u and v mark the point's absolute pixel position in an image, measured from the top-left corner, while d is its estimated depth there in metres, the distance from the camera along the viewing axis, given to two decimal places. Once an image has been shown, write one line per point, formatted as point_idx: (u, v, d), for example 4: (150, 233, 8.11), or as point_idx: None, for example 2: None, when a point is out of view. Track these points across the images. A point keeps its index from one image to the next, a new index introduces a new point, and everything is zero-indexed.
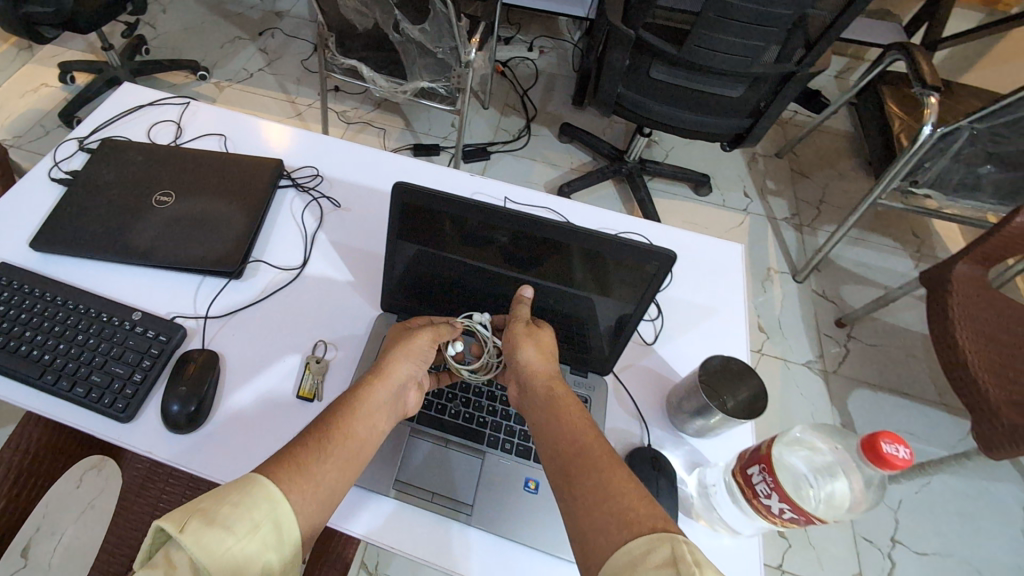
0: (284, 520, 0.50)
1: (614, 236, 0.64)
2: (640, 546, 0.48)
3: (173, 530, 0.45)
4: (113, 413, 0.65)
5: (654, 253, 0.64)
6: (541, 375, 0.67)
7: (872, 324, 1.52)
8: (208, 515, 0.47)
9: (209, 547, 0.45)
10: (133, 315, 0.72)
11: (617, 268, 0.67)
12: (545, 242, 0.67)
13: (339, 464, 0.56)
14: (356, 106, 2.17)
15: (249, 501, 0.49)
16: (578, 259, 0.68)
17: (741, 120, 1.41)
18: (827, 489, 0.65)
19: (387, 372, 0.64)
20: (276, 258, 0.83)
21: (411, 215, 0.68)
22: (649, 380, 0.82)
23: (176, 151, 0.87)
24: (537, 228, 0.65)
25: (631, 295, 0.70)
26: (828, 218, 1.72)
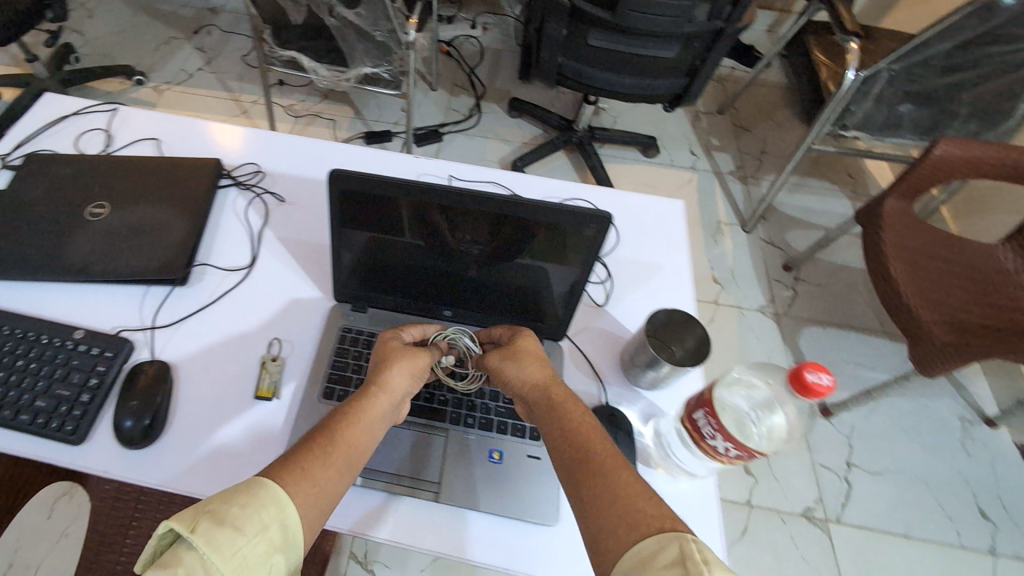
0: (290, 522, 0.52)
1: (553, 204, 0.66)
2: (650, 545, 0.48)
3: (184, 530, 0.47)
4: (63, 437, 0.66)
5: (588, 216, 0.66)
6: (538, 376, 0.68)
7: (817, 265, 1.61)
8: (217, 516, 0.48)
9: (220, 547, 0.47)
10: (75, 335, 0.73)
11: (559, 235, 0.69)
12: (488, 216, 0.69)
13: (340, 471, 0.57)
14: (302, 99, 2.13)
15: (258, 502, 0.51)
16: (522, 229, 0.70)
17: (679, 80, 1.44)
18: (767, 423, 0.70)
19: (386, 384, 0.65)
20: (224, 260, 0.83)
21: (350, 202, 0.69)
22: (603, 340, 0.85)
23: (105, 162, 0.86)
24: (479, 204, 0.67)
25: (575, 260, 0.72)
26: (770, 168, 1.78)
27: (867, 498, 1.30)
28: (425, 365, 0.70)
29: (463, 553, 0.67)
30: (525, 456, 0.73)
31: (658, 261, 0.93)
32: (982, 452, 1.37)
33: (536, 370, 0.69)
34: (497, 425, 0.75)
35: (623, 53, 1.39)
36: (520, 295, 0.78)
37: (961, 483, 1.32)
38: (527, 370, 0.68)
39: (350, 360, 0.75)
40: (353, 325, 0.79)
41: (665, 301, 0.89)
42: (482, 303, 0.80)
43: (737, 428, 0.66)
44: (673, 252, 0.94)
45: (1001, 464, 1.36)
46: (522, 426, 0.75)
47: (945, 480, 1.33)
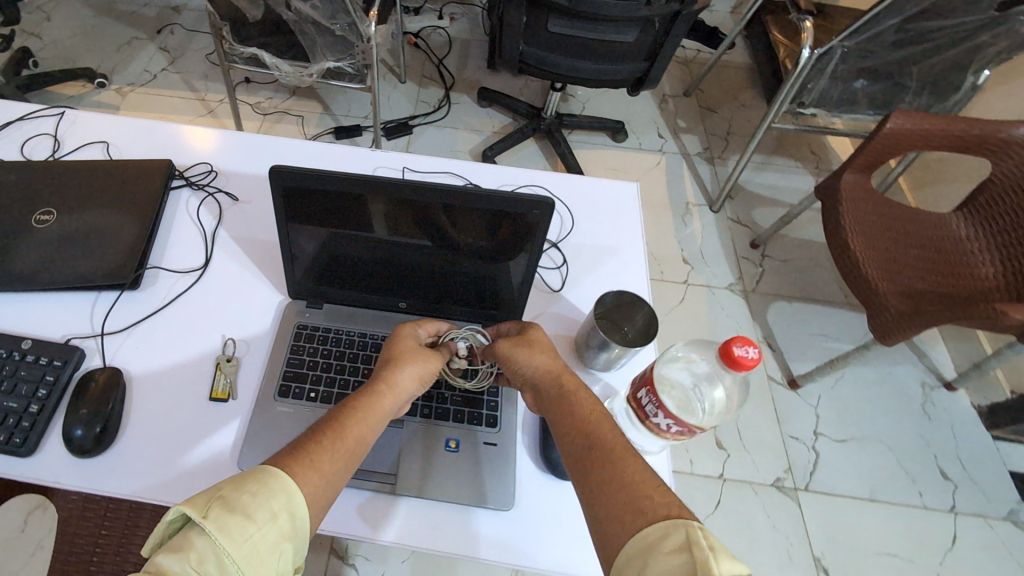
0: (299, 511, 0.53)
1: (499, 191, 0.67)
2: (659, 531, 0.49)
3: (197, 515, 0.49)
4: (12, 449, 0.66)
5: (528, 202, 0.67)
6: (544, 365, 0.70)
7: (783, 242, 1.64)
8: (228, 503, 0.50)
9: (232, 534, 0.48)
10: (22, 345, 0.73)
11: (508, 222, 0.70)
12: (436, 206, 0.69)
13: (344, 464, 0.59)
14: (269, 96, 2.10)
15: (270, 491, 0.52)
16: (471, 218, 0.70)
17: (640, 64, 1.44)
18: (709, 397, 0.73)
19: (392, 380, 0.67)
20: (176, 262, 0.83)
21: (295, 198, 0.69)
22: (560, 323, 0.86)
23: (49, 169, 0.85)
24: (426, 193, 0.68)
25: (525, 246, 0.73)
26: (736, 147, 1.80)
27: (835, 466, 1.34)
28: (431, 360, 0.72)
29: (421, 540, 0.69)
30: (481, 443, 0.75)
31: (613, 244, 0.94)
32: (943, 415, 1.41)
33: (548, 360, 0.71)
34: (454, 413, 0.76)
35: (584, 38, 1.38)
36: (474, 283, 0.78)
37: (923, 446, 1.37)
38: (533, 360, 0.71)
39: (306, 357, 0.77)
40: (309, 322, 0.80)
41: (620, 283, 0.90)
42: (437, 293, 0.80)
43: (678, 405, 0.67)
44: (628, 235, 0.95)
45: (962, 427, 1.40)
46: (477, 414, 0.77)
47: (909, 445, 1.37)
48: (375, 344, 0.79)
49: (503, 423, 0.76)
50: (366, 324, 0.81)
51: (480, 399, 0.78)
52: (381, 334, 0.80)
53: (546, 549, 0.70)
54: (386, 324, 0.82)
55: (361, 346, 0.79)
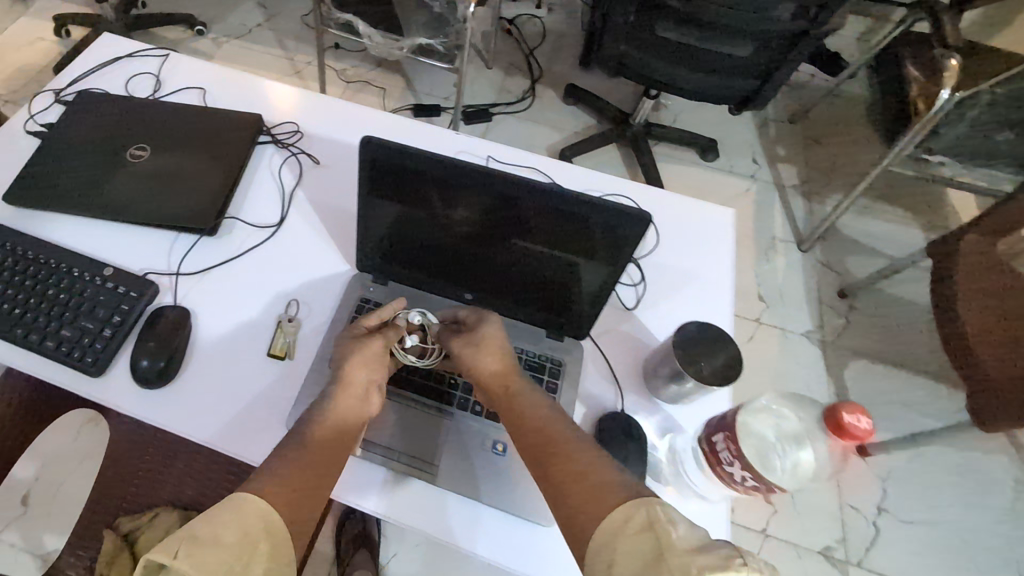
0: (276, 524, 0.50)
1: (596, 198, 0.60)
2: (619, 517, 0.48)
3: (167, 559, 0.43)
4: (84, 368, 0.68)
5: (623, 213, 0.60)
6: (489, 369, 0.65)
7: (873, 295, 1.51)
8: (195, 535, 0.46)
9: (207, 564, 0.44)
10: (104, 271, 0.73)
11: (598, 233, 0.63)
12: (522, 203, 0.63)
13: (315, 467, 0.56)
14: (355, 65, 2.11)
15: (239, 513, 0.49)
16: (556, 220, 0.63)
17: (750, 83, 1.29)
18: (793, 457, 0.60)
19: (348, 377, 0.64)
20: (254, 215, 0.81)
21: (381, 173, 0.64)
22: (630, 344, 0.73)
23: (152, 108, 0.87)
24: (515, 187, 0.62)
25: (610, 256, 0.64)
26: (838, 186, 1.68)
27: (895, 547, 1.20)
28: (383, 357, 0.67)
29: (453, 539, 0.65)
30: None
31: (699, 276, 0.78)
32: None
33: (488, 362, 0.65)
34: (440, 396, 0.71)
35: (690, 45, 1.25)
36: (544, 287, 0.70)
37: (1003, 546, 1.22)
38: (477, 368, 0.65)
39: None
40: (371, 297, 0.75)
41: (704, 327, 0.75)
42: (505, 291, 0.73)
43: (758, 456, 0.57)
44: (722, 270, 0.79)
45: None
46: None
47: (989, 544, 1.22)
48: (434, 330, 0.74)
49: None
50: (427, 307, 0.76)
51: None
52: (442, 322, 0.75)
53: (539, 565, 0.65)
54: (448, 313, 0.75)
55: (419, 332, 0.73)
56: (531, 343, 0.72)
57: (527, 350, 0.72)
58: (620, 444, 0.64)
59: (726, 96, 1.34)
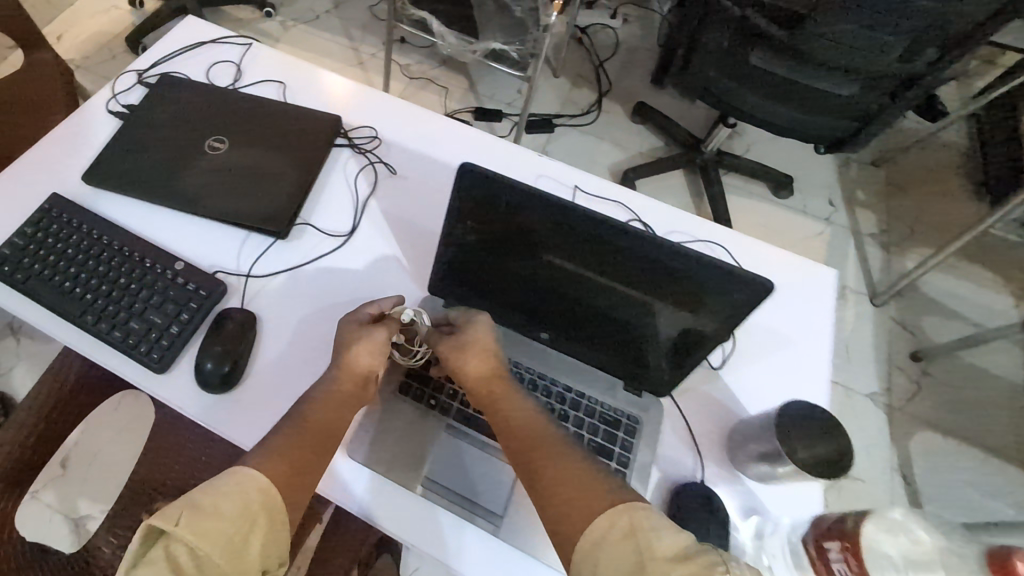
0: (273, 498, 0.51)
1: (710, 257, 0.53)
2: (602, 525, 0.48)
3: (169, 527, 0.45)
4: (148, 362, 0.65)
5: (741, 278, 0.53)
6: (477, 376, 0.61)
7: (949, 363, 1.44)
8: (198, 505, 0.47)
9: (208, 533, 0.46)
10: (175, 265, 0.71)
11: (706, 294, 0.56)
12: (625, 251, 0.57)
13: (310, 449, 0.57)
14: (420, 61, 2.01)
15: (237, 487, 0.50)
16: (658, 272, 0.57)
17: (848, 123, 1.21)
18: None
19: (346, 362, 0.62)
20: (326, 221, 0.78)
21: (474, 201, 0.59)
22: (714, 410, 0.66)
23: (233, 98, 0.85)
24: (618, 235, 0.56)
25: (716, 315, 0.58)
26: (924, 240, 1.63)
27: None
28: (381, 352, 0.63)
29: None
30: None
31: (798, 342, 0.70)
32: None
33: (479, 366, 0.61)
34: (474, 421, 0.66)
35: (783, 78, 1.18)
36: (618, 329, 0.64)
37: None
38: (467, 374, 0.61)
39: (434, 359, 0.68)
40: None
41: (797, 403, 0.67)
42: (580, 331, 0.66)
43: None
44: (822, 337, 0.71)
45: None
46: None
47: None
48: None
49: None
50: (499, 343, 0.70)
51: None
52: (517, 361, 0.69)
53: None
54: (522, 349, 0.70)
55: None
56: (606, 395, 0.66)
57: (602, 404, 0.65)
58: (699, 521, 0.57)
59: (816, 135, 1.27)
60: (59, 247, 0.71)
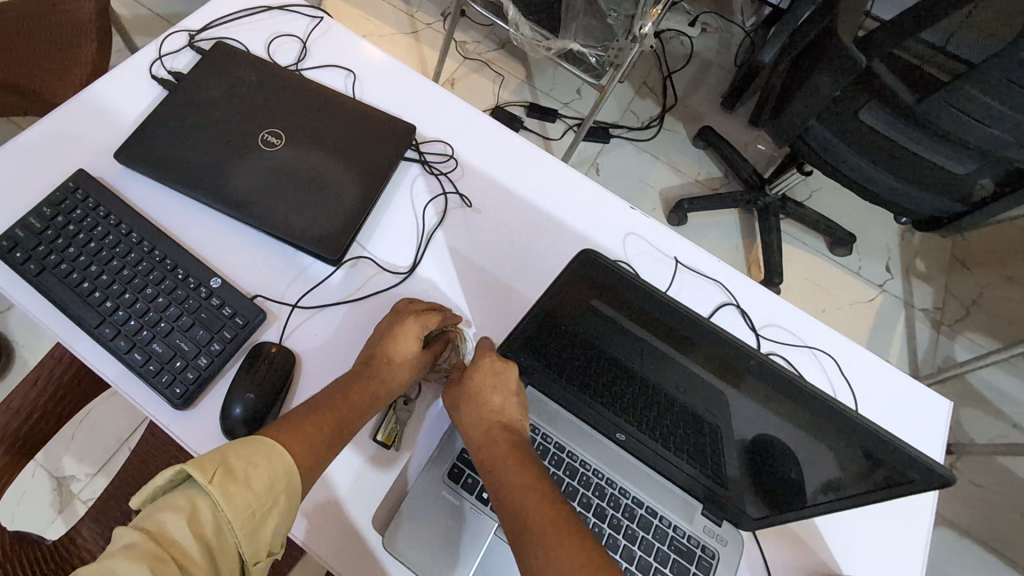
0: (293, 476, 0.48)
1: (877, 428, 0.44)
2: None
3: (201, 480, 0.42)
4: (168, 396, 0.57)
5: (911, 461, 0.43)
6: (494, 402, 0.57)
7: (981, 461, 1.39)
8: (232, 466, 0.44)
9: (235, 501, 0.42)
10: (212, 282, 0.62)
11: (854, 451, 0.47)
12: (772, 393, 0.49)
13: (329, 433, 0.53)
14: (478, 40, 1.81)
15: (269, 459, 0.46)
16: (798, 412, 0.48)
17: (950, 205, 1.18)
18: None
19: (393, 362, 0.59)
20: (387, 251, 0.69)
21: (588, 285, 0.51)
22: (796, 548, 0.58)
23: (295, 84, 0.74)
24: (763, 367, 0.47)
25: (853, 471, 0.48)
26: (974, 323, 1.65)
27: None
28: (422, 364, 0.61)
29: None
30: None
31: None
32: None
33: (496, 392, 0.57)
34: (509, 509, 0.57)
35: (893, 142, 1.14)
36: (696, 430, 0.57)
37: None
38: (483, 400, 0.57)
39: None
40: None
41: (893, 555, 0.58)
42: (659, 429, 0.58)
43: None
44: None
45: None
46: None
47: None
48: (571, 467, 0.58)
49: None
50: (565, 434, 0.60)
51: None
52: (585, 459, 0.59)
53: None
54: (594, 451, 0.59)
55: (553, 462, 0.58)
56: (683, 521, 0.57)
57: (677, 529, 0.56)
58: None
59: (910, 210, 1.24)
60: (81, 238, 0.61)
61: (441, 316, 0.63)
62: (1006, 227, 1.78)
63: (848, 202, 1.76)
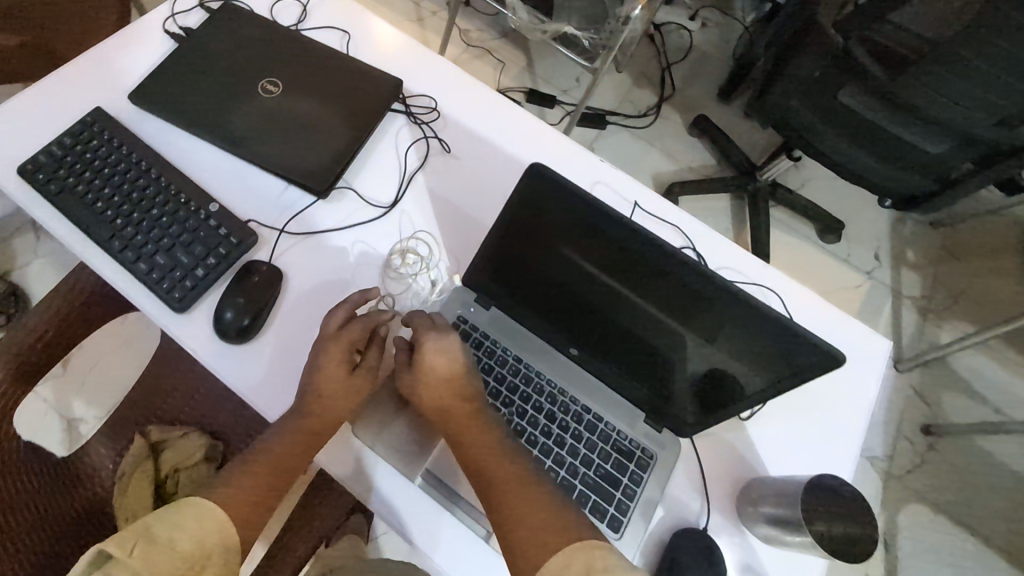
0: (227, 528, 0.54)
1: (781, 317, 0.51)
2: (558, 562, 0.49)
3: (122, 554, 0.48)
4: (169, 300, 0.64)
5: (809, 344, 0.51)
6: (441, 381, 0.59)
7: (959, 443, 1.41)
8: (152, 535, 0.50)
9: (157, 562, 0.48)
10: (210, 206, 0.69)
11: (762, 343, 0.54)
12: (697, 298, 0.55)
13: (268, 475, 0.59)
14: (481, 29, 1.88)
15: (194, 518, 0.53)
16: (719, 312, 0.55)
17: (927, 182, 1.21)
18: None
19: (325, 394, 0.60)
20: (370, 189, 0.75)
21: (541, 208, 0.58)
22: (728, 458, 0.62)
23: (295, 41, 0.81)
24: (684, 270, 0.54)
25: (758, 370, 0.56)
26: (961, 312, 1.67)
27: None
28: (356, 386, 0.61)
29: None
30: None
31: (835, 406, 0.67)
32: None
33: (449, 367, 0.59)
34: None
35: (871, 123, 1.17)
36: (635, 353, 0.62)
37: None
38: (428, 378, 0.59)
39: None
40: (470, 319, 0.66)
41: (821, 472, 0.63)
42: (614, 353, 0.63)
43: None
44: (864, 406, 0.67)
45: None
46: (603, 507, 0.58)
47: None
48: (527, 375, 0.64)
49: (629, 536, 0.57)
50: (524, 349, 0.65)
51: (618, 479, 0.59)
52: (539, 370, 0.64)
53: None
54: (547, 363, 0.65)
55: (513, 372, 0.64)
56: (626, 426, 0.62)
57: (620, 433, 0.62)
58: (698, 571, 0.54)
59: (889, 189, 1.28)
60: (96, 164, 0.69)
61: (364, 324, 0.62)
62: (997, 219, 1.80)
63: (839, 192, 1.79)
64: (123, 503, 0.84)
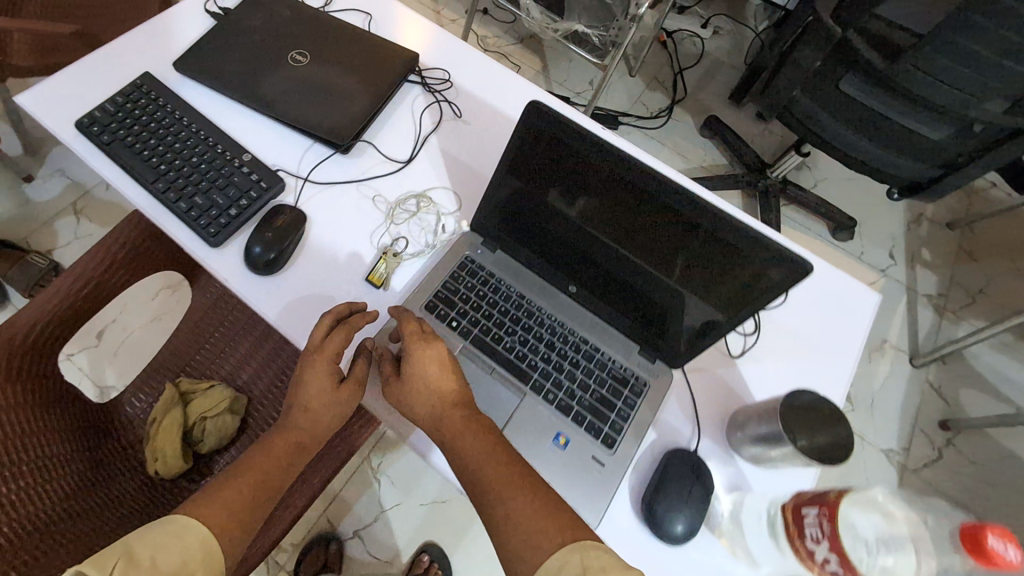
0: (210, 541, 0.56)
1: (757, 232, 0.52)
2: (556, 561, 0.49)
3: None
4: (205, 235, 0.70)
5: (782, 257, 0.52)
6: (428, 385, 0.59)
7: (977, 439, 1.37)
8: (132, 557, 0.52)
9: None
10: (244, 156, 0.75)
11: (739, 263, 0.55)
12: (682, 224, 0.56)
13: (253, 485, 0.61)
14: (498, 35, 1.98)
15: (176, 534, 0.55)
16: (700, 238, 0.56)
17: (930, 169, 1.23)
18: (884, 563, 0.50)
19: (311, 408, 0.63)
20: (387, 146, 0.81)
21: (539, 143, 0.58)
22: (720, 390, 0.66)
23: (322, 19, 0.89)
24: (671, 197, 0.54)
25: (730, 295, 0.59)
26: (980, 310, 1.64)
27: None
28: (343, 398, 0.63)
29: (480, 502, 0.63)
30: (591, 458, 0.59)
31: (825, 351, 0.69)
32: None
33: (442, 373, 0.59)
34: (493, 350, 0.65)
35: (869, 109, 1.20)
36: (619, 284, 0.65)
37: None
38: (416, 382, 0.59)
39: (462, 289, 0.68)
40: (477, 259, 0.70)
41: None
42: (603, 290, 0.66)
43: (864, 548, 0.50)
44: (854, 354, 0.69)
45: None
46: (599, 426, 0.61)
47: None
48: (530, 310, 0.67)
49: (622, 453, 0.60)
50: (526, 287, 0.69)
51: (613, 402, 0.62)
52: (541, 307, 0.68)
53: None
54: (547, 299, 0.69)
55: (516, 307, 0.67)
56: (621, 355, 0.65)
57: (616, 361, 0.65)
58: (685, 480, 0.57)
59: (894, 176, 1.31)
60: (144, 119, 0.76)
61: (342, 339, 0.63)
62: (1017, 220, 1.78)
63: (851, 191, 1.80)
64: (154, 446, 0.88)
